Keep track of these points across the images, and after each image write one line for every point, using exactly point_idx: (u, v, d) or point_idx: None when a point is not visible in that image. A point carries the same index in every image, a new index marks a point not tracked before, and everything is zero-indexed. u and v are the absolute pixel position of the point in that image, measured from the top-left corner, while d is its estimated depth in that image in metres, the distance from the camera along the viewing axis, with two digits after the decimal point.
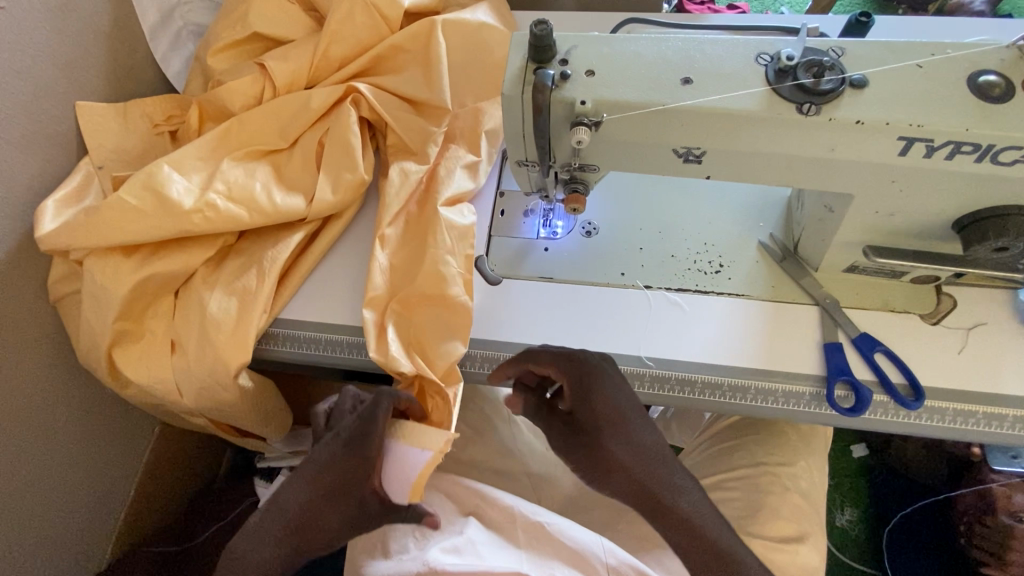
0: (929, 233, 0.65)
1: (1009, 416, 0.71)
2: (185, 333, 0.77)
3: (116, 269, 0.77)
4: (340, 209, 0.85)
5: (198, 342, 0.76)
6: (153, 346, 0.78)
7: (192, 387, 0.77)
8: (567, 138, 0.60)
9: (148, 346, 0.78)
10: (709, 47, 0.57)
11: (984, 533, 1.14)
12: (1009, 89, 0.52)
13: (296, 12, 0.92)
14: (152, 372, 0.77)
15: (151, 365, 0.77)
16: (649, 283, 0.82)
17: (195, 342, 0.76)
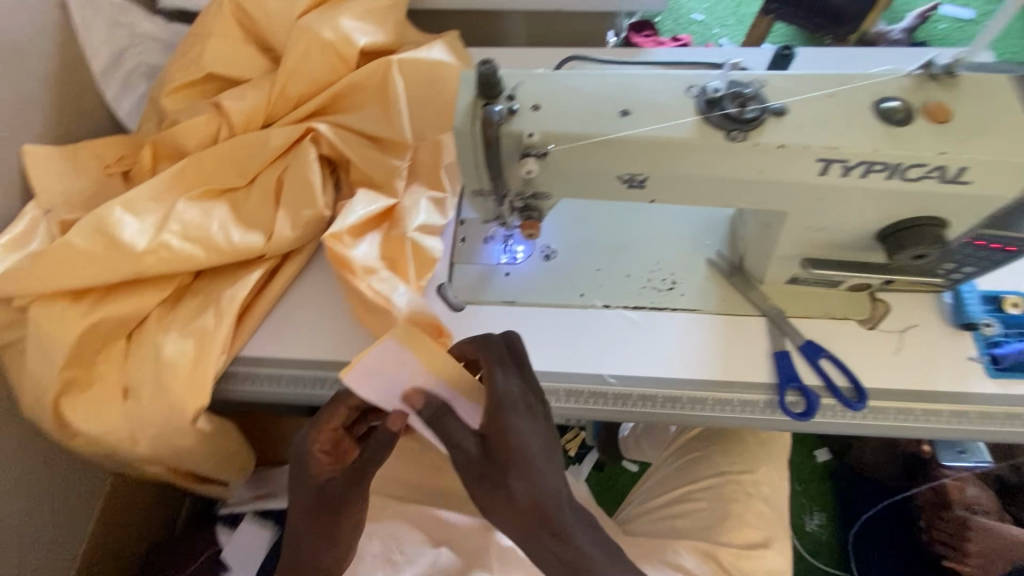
0: (856, 244, 0.70)
1: (943, 411, 0.77)
2: (138, 378, 0.75)
3: (64, 315, 0.74)
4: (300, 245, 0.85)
5: (152, 387, 0.74)
6: (105, 393, 0.75)
7: (148, 432, 0.75)
8: (518, 169, 0.63)
9: (98, 395, 0.75)
10: (645, 81, 0.61)
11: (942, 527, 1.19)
12: (909, 114, 0.58)
13: (252, 53, 0.94)
14: (104, 421, 0.74)
15: (101, 415, 0.74)
16: (608, 302, 0.85)
17: (149, 387, 0.74)
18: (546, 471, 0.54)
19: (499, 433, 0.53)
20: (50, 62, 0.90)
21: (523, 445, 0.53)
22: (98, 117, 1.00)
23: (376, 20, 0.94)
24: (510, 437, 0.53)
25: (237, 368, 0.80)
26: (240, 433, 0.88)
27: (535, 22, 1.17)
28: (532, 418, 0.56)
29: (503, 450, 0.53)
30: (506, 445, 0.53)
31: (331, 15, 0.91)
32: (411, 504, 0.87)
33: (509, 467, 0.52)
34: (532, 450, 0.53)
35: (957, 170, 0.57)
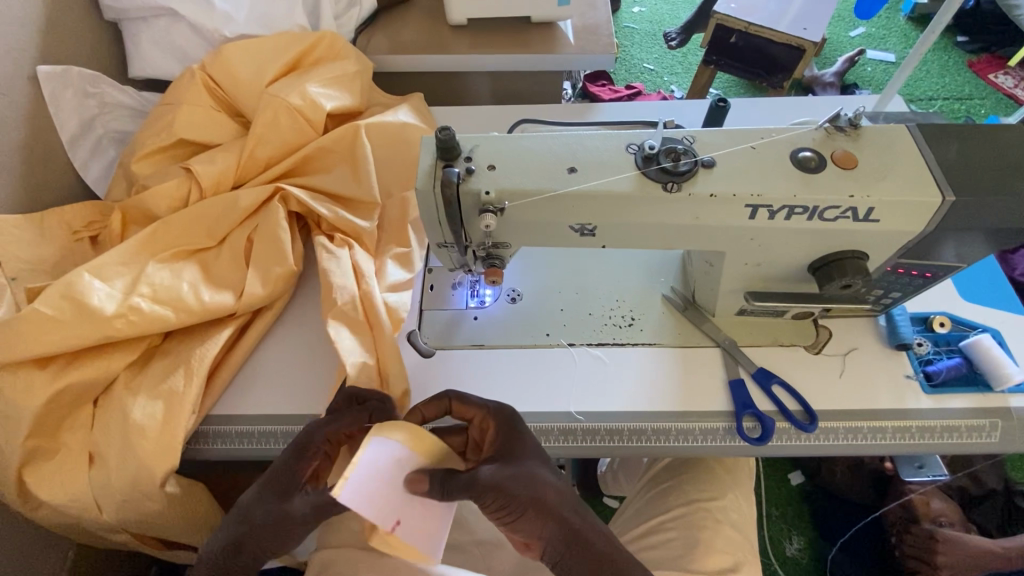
0: (791, 276, 0.76)
1: (889, 428, 0.82)
2: (104, 444, 0.74)
3: (28, 383, 0.74)
4: (270, 300, 0.87)
5: (119, 451, 0.74)
6: (69, 460, 0.75)
7: (113, 501, 0.74)
8: (478, 223, 0.68)
9: (63, 463, 0.74)
10: (588, 140, 0.67)
11: (912, 542, 1.26)
12: (821, 162, 0.65)
13: (221, 118, 0.99)
14: (69, 489, 0.74)
15: (66, 481, 0.74)
16: (572, 340, 0.89)
17: (117, 451, 0.74)
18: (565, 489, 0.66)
19: (511, 454, 0.67)
20: (20, 132, 0.92)
21: (533, 452, 0.68)
22: (67, 182, 1.02)
23: (341, 86, 1.01)
24: (519, 451, 0.68)
25: (209, 427, 0.80)
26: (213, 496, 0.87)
27: (495, 80, 1.26)
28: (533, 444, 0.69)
29: (514, 453, 0.67)
30: (523, 459, 0.67)
31: (298, 83, 0.97)
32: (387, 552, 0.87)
33: (533, 478, 0.64)
34: (545, 473, 0.66)
35: (867, 210, 0.65)
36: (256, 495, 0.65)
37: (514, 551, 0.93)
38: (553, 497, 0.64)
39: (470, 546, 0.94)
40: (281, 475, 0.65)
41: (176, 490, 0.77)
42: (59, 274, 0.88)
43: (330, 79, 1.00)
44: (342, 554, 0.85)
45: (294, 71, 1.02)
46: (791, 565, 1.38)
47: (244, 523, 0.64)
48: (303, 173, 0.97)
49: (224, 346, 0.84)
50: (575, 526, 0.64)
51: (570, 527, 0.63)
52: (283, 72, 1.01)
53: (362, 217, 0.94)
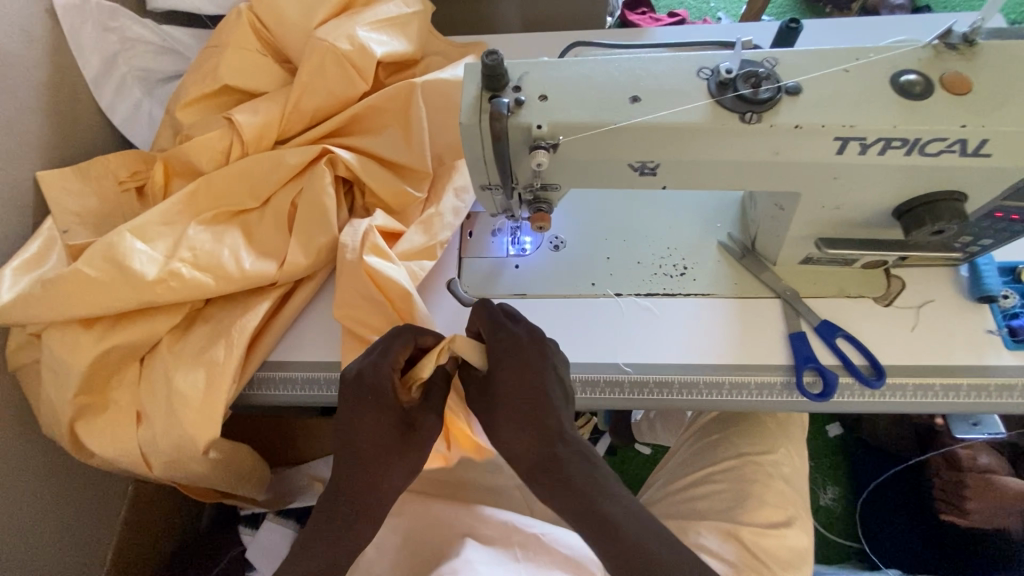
0: (872, 221, 0.69)
1: (964, 385, 0.76)
2: (151, 404, 0.76)
3: (76, 341, 0.75)
4: (313, 270, 0.84)
5: (165, 415, 0.75)
6: (119, 417, 0.76)
7: (161, 458, 0.76)
8: (527, 161, 0.62)
9: (112, 419, 0.76)
10: (653, 65, 0.60)
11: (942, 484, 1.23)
12: (928, 87, 0.57)
13: (250, 53, 0.92)
14: (117, 444, 0.75)
15: (117, 438, 0.76)
16: (620, 290, 0.84)
17: (163, 415, 0.75)
18: (552, 409, 0.65)
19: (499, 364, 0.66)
20: (44, 80, 0.89)
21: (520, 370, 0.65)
22: (96, 127, 0.98)
23: (396, 30, 0.92)
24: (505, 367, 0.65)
25: (258, 373, 0.81)
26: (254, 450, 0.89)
27: (527, 5, 1.15)
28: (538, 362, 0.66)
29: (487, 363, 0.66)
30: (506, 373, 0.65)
31: (346, 26, 0.88)
32: (430, 496, 0.88)
33: (516, 392, 0.65)
34: (538, 391, 0.65)
35: (979, 144, 0.56)
36: (366, 411, 0.66)
37: None
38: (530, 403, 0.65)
39: (512, 489, 0.94)
40: (382, 387, 0.65)
41: (220, 454, 0.80)
42: (108, 227, 0.86)
43: (381, 22, 0.91)
44: None
45: (346, 10, 0.93)
46: (825, 514, 1.36)
47: (363, 437, 0.67)
48: (354, 131, 0.91)
49: (265, 315, 0.81)
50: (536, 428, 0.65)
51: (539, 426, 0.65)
52: (335, 12, 0.91)
53: (399, 161, 0.88)
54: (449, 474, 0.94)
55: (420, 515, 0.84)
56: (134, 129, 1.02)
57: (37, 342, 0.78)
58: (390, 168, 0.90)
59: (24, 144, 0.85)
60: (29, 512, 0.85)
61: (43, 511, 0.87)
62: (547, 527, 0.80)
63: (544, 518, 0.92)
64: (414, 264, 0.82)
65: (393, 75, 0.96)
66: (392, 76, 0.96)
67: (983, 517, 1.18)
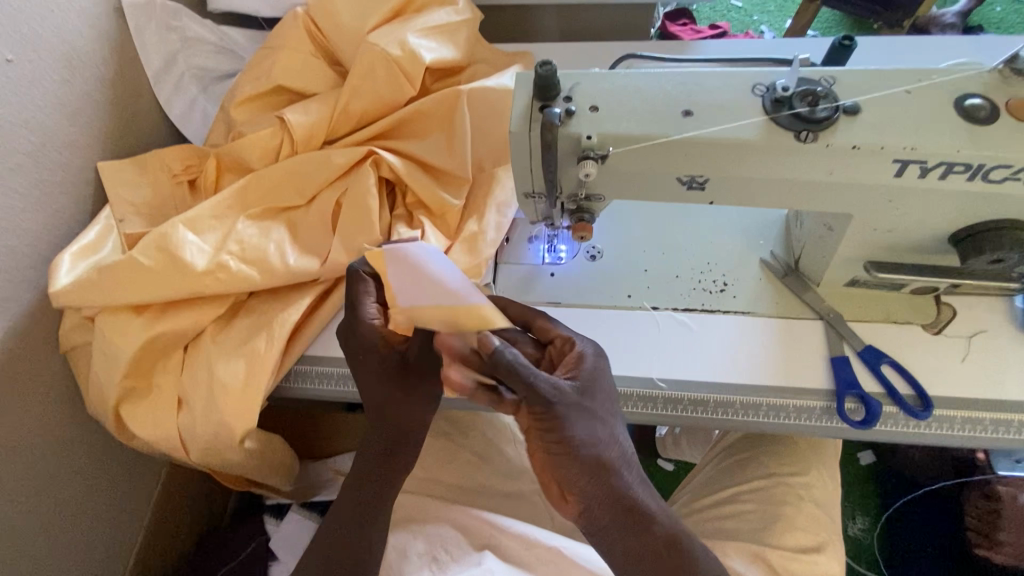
0: (925, 247, 0.67)
1: (1016, 421, 0.73)
2: (193, 390, 0.78)
3: (126, 326, 0.78)
4: None
5: (206, 402, 0.77)
6: (162, 401, 0.79)
7: (199, 444, 0.78)
8: (573, 171, 0.62)
9: (156, 403, 0.79)
10: (707, 80, 0.59)
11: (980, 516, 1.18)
12: (994, 112, 0.55)
13: (303, 56, 0.94)
14: (159, 428, 0.78)
15: (159, 422, 0.78)
16: (657, 304, 0.83)
17: (204, 402, 0.77)
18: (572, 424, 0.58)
19: (541, 450, 0.55)
20: (109, 75, 0.93)
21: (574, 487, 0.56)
22: (153, 121, 1.03)
23: (444, 37, 0.94)
24: (558, 465, 0.55)
25: (296, 366, 0.82)
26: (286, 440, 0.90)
27: (573, 15, 1.15)
28: (607, 471, 0.56)
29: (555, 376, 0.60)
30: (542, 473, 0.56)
31: (398, 32, 0.90)
32: (454, 500, 0.88)
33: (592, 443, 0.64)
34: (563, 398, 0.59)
35: None
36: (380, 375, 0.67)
37: None
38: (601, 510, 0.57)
39: (534, 496, 0.94)
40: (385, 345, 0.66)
41: (256, 444, 0.82)
42: (161, 218, 0.90)
43: (431, 29, 0.93)
44: (413, 496, 0.88)
45: (397, 17, 0.95)
46: (852, 546, 1.31)
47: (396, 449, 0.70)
48: (399, 135, 0.93)
49: (306, 310, 0.83)
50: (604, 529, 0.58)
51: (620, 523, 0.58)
52: (387, 18, 0.94)
53: (441, 166, 0.89)
54: (472, 478, 0.95)
55: (443, 519, 0.84)
56: (188, 124, 1.06)
57: (90, 325, 0.81)
58: (432, 173, 0.91)
59: (88, 135, 0.89)
60: (71, 488, 0.88)
61: (83, 488, 0.90)
62: (567, 540, 0.80)
63: (567, 527, 0.91)
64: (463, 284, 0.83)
65: (439, 81, 0.97)
66: (439, 82, 0.98)
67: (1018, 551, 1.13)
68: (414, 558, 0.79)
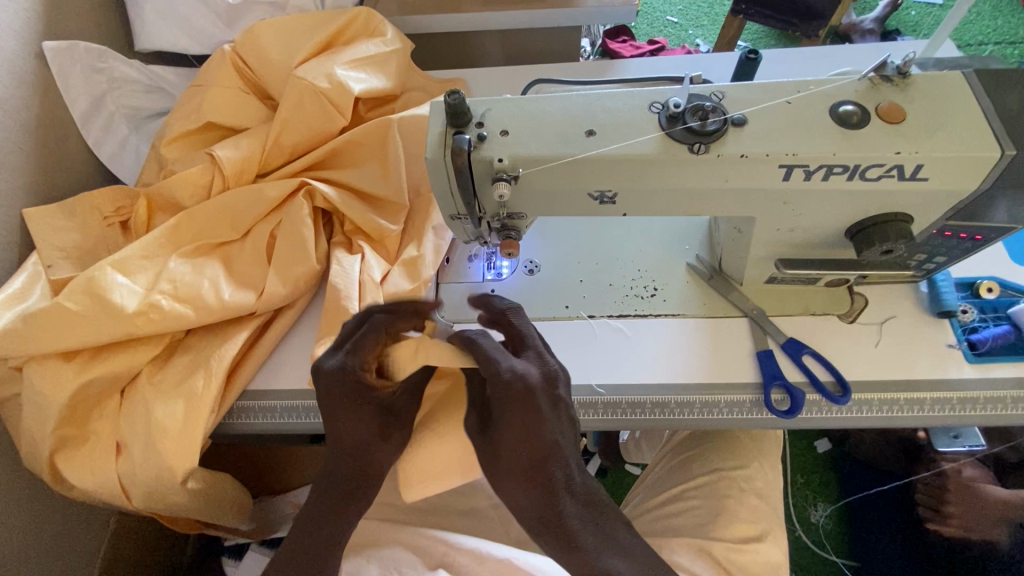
0: (827, 242, 0.71)
1: (928, 399, 0.77)
2: (130, 435, 0.76)
3: (56, 375, 0.76)
4: (292, 300, 0.85)
5: (143, 445, 0.75)
6: (98, 449, 0.77)
7: (139, 490, 0.76)
8: (491, 192, 0.65)
9: (90, 451, 0.77)
10: (608, 100, 0.63)
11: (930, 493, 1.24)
12: (865, 117, 0.60)
13: (233, 92, 0.95)
14: (95, 476, 0.76)
15: (94, 470, 0.76)
16: (592, 312, 0.86)
17: (140, 446, 0.75)
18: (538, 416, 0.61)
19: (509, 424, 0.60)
20: (33, 121, 0.92)
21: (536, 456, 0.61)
22: (84, 164, 1.01)
23: (374, 68, 0.96)
24: (521, 439, 0.60)
25: (239, 401, 0.82)
26: (234, 479, 0.89)
27: (505, 40, 1.19)
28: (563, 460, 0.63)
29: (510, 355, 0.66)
30: (506, 449, 0.61)
31: (326, 65, 0.92)
32: (408, 524, 0.88)
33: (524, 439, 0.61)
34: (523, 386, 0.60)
35: (915, 168, 0.59)
36: (350, 413, 0.64)
37: None
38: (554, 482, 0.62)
39: (490, 511, 0.94)
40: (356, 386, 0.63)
41: (200, 484, 0.80)
42: (92, 261, 0.88)
43: (359, 61, 0.95)
44: (366, 524, 0.88)
45: (327, 50, 0.97)
46: (814, 532, 1.34)
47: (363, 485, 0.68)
48: (334, 165, 0.94)
49: (244, 345, 0.83)
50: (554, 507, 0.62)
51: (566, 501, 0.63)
52: (315, 52, 0.95)
53: (376, 193, 0.91)
54: (428, 499, 0.95)
55: (398, 542, 0.83)
56: (120, 164, 1.05)
57: (18, 376, 0.79)
58: (368, 200, 0.92)
59: (11, 181, 0.88)
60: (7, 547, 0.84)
61: (22, 546, 0.87)
62: (517, 551, 0.81)
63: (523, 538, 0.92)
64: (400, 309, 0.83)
65: (373, 110, 0.99)
66: (372, 111, 1.00)
67: (965, 524, 1.18)
68: None
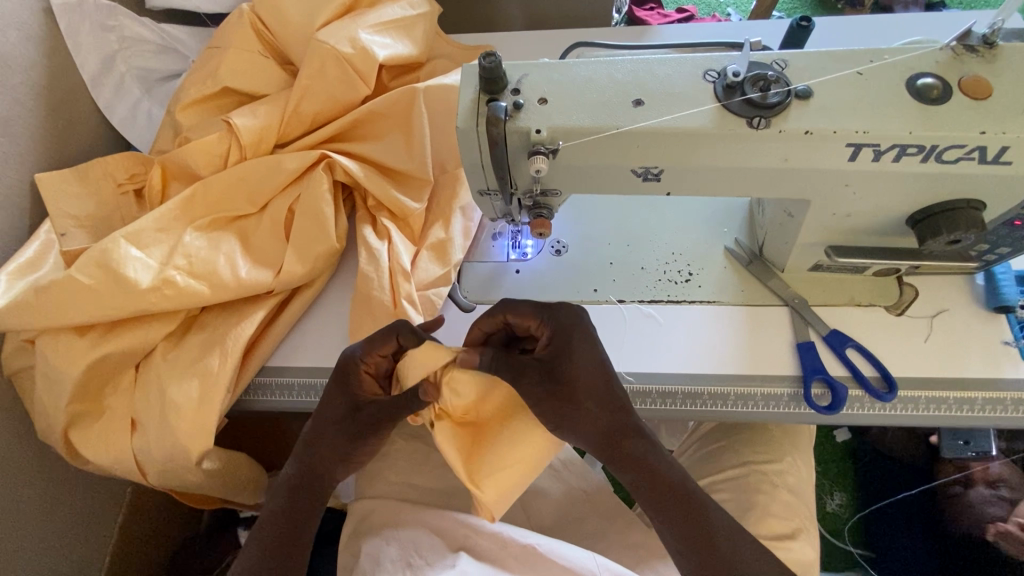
0: (885, 229, 0.66)
1: (979, 399, 0.73)
2: (145, 412, 0.74)
3: (70, 349, 0.74)
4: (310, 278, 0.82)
5: (158, 423, 0.73)
6: (113, 425, 0.75)
7: (155, 467, 0.75)
8: (526, 167, 0.60)
9: (105, 426, 0.75)
10: (658, 68, 0.58)
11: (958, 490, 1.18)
12: (946, 91, 0.54)
13: (252, 56, 0.90)
14: (111, 452, 0.74)
15: (110, 447, 0.75)
16: (622, 297, 0.82)
17: (155, 424, 0.73)
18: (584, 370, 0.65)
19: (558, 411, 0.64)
20: (41, 83, 0.88)
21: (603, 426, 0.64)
22: (95, 127, 0.98)
23: (400, 33, 0.90)
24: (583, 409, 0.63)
25: (256, 378, 0.80)
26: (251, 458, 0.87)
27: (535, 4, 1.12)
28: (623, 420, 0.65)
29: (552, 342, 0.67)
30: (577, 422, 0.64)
31: (349, 28, 0.86)
32: (426, 507, 0.86)
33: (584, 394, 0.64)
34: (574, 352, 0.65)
35: (998, 151, 0.54)
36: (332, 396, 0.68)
37: (554, 503, 0.92)
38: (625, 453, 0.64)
39: None
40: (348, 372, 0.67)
41: (215, 464, 0.79)
42: (106, 230, 0.85)
43: (385, 25, 0.89)
44: (383, 506, 0.86)
45: (350, 12, 0.91)
46: (831, 522, 1.32)
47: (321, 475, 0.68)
48: (355, 136, 0.89)
49: (261, 324, 0.80)
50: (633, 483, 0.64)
51: (649, 472, 0.64)
52: (339, 14, 0.90)
53: (399, 167, 0.86)
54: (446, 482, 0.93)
55: (418, 526, 0.82)
56: (132, 128, 1.01)
57: (31, 348, 0.77)
58: (391, 175, 0.88)
59: (21, 146, 0.84)
60: (24, 517, 0.84)
61: (39, 516, 0.86)
62: (544, 538, 0.79)
63: (542, 524, 0.90)
64: (431, 292, 0.80)
65: (397, 79, 0.94)
66: (397, 79, 0.94)
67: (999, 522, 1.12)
68: (388, 564, 0.75)
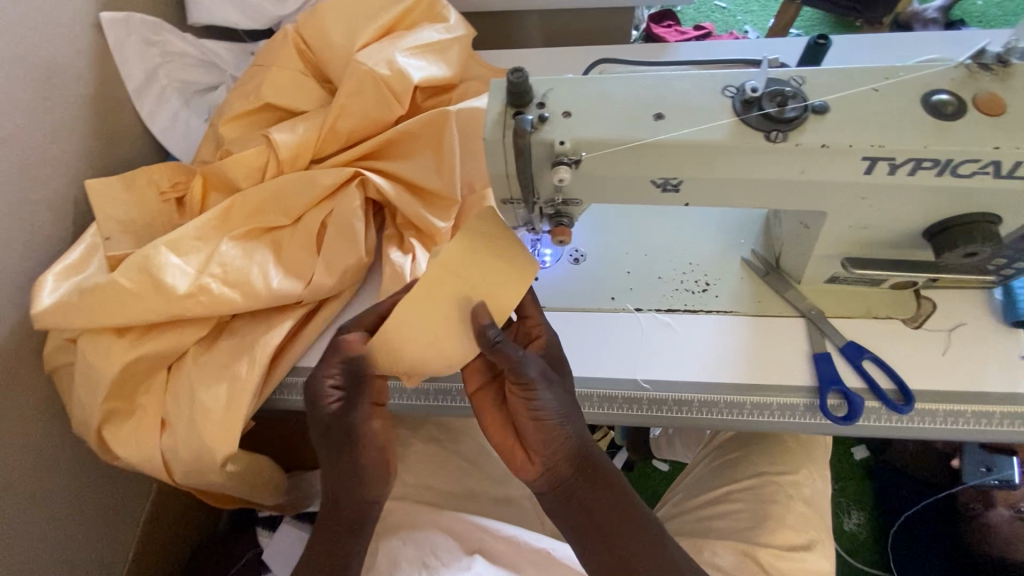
0: (902, 242, 0.67)
1: (997, 413, 0.73)
2: (176, 413, 0.78)
3: (108, 348, 0.77)
4: (338, 290, 0.85)
5: (188, 425, 0.76)
6: (146, 422, 0.78)
7: (182, 466, 0.77)
8: (549, 177, 0.62)
9: (138, 424, 0.79)
10: (680, 85, 0.60)
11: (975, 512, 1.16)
12: (960, 107, 0.55)
13: (289, 73, 0.94)
14: (143, 449, 0.78)
15: (142, 444, 0.78)
16: (639, 305, 0.83)
17: (186, 425, 0.76)
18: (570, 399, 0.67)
19: (554, 419, 0.63)
20: (90, 96, 0.93)
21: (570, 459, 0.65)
22: (136, 138, 1.02)
23: (434, 55, 0.94)
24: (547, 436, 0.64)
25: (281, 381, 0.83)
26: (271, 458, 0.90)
27: (560, 24, 1.15)
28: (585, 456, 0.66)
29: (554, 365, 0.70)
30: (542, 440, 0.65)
31: (386, 49, 0.90)
32: (442, 509, 0.87)
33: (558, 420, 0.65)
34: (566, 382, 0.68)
35: (1013, 166, 0.55)
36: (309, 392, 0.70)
37: None
38: (586, 478, 0.65)
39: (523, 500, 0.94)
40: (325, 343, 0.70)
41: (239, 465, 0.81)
42: (146, 235, 0.89)
43: (420, 47, 0.93)
44: (400, 507, 0.87)
45: (386, 34, 0.95)
46: (848, 540, 1.30)
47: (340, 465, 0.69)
48: (385, 150, 0.93)
49: (289, 332, 0.83)
50: (586, 511, 0.65)
51: (613, 505, 0.65)
52: (376, 36, 0.94)
53: (426, 180, 0.89)
54: (463, 485, 0.94)
55: (433, 526, 0.83)
56: (171, 138, 1.05)
57: (72, 346, 0.81)
58: (416, 188, 0.91)
59: (69, 155, 0.89)
60: (56, 510, 0.88)
61: (69, 509, 0.90)
62: (557, 542, 0.81)
63: None
64: None
65: (430, 99, 0.97)
66: (429, 99, 0.98)
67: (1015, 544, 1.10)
68: (405, 563, 0.78)
